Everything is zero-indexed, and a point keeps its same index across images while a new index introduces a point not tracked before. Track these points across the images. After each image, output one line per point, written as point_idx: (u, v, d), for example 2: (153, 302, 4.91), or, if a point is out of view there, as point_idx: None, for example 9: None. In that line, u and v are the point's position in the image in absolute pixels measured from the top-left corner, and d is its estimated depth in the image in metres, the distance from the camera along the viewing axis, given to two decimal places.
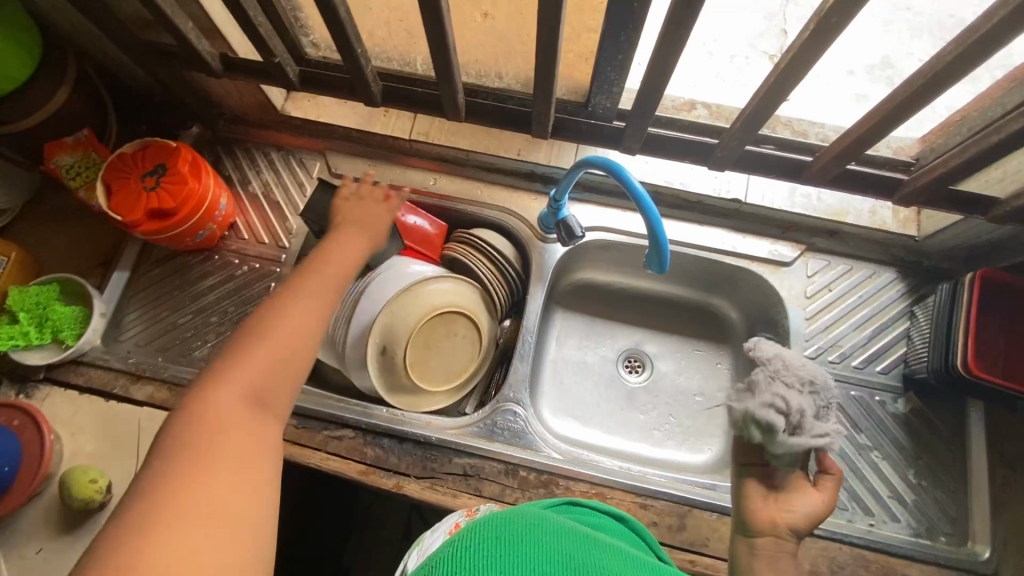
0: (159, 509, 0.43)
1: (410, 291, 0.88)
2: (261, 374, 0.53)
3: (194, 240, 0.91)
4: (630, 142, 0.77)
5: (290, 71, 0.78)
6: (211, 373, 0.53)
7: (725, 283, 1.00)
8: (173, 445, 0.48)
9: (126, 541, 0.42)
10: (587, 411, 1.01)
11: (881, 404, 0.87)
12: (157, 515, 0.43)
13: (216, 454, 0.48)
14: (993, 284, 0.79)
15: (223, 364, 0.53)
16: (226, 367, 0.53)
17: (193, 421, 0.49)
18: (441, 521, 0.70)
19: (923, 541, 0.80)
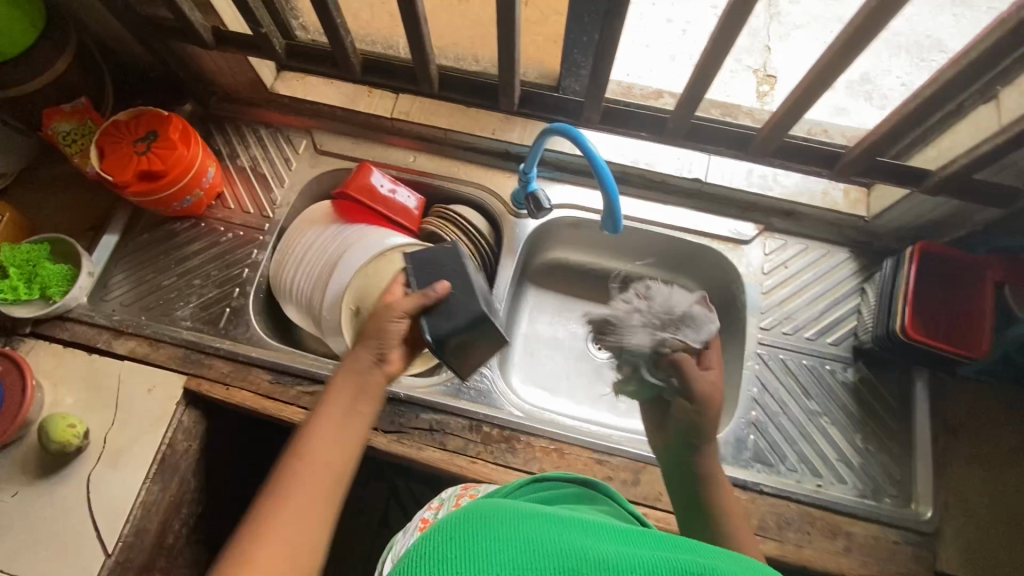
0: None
1: (384, 256, 0.92)
2: (335, 427, 0.57)
3: (181, 206, 0.96)
4: (588, 114, 0.82)
5: (276, 42, 0.83)
6: (309, 430, 0.57)
7: (689, 261, 1.05)
8: (264, 511, 0.51)
9: None
10: (556, 382, 1.04)
11: (832, 373, 0.92)
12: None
13: (303, 517, 0.51)
14: (932, 255, 0.83)
15: (317, 426, 0.57)
16: (319, 427, 0.57)
17: (283, 486, 0.52)
18: (411, 522, 0.71)
19: (869, 500, 0.84)
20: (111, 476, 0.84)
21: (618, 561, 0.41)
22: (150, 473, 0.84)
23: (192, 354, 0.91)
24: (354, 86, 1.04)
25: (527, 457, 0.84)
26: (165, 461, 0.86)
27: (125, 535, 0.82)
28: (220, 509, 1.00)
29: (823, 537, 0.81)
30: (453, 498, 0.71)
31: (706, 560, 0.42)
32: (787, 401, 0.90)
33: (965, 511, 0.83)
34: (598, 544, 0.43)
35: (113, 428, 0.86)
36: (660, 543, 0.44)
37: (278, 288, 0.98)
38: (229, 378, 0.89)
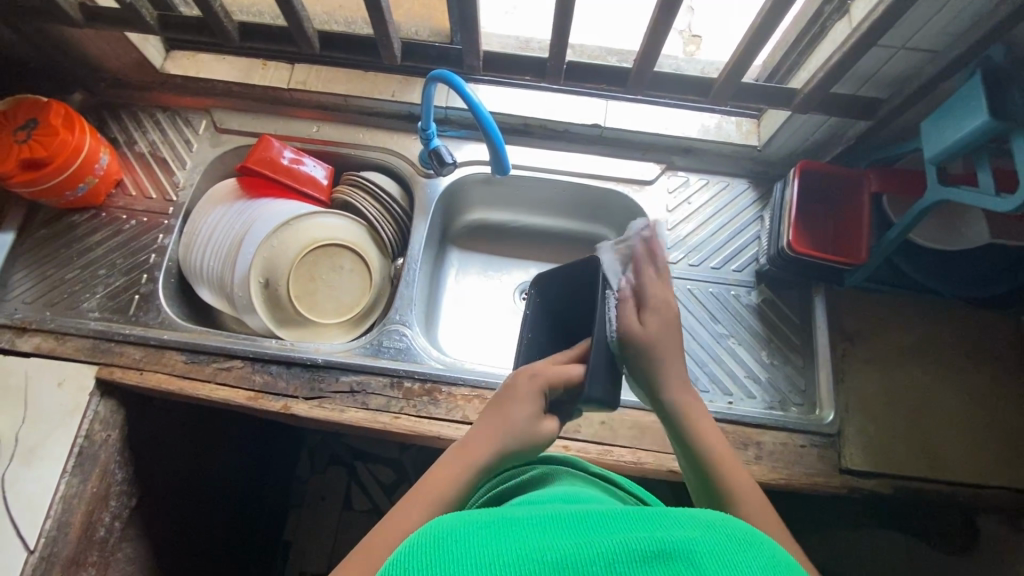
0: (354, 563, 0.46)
1: (292, 226, 0.93)
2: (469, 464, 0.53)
3: (75, 194, 0.93)
4: (469, 61, 0.82)
5: (147, 14, 0.81)
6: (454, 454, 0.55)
7: (600, 207, 1.07)
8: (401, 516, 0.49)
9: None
10: (484, 344, 1.05)
11: (736, 297, 0.96)
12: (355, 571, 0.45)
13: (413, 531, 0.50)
14: (814, 172, 0.88)
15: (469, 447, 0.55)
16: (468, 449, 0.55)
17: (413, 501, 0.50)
18: None
19: (776, 411, 0.88)
20: (26, 473, 0.82)
21: (573, 562, 0.36)
22: (67, 466, 0.83)
23: (102, 343, 0.89)
24: (248, 60, 1.03)
25: (450, 406, 0.85)
26: (83, 453, 0.84)
27: (46, 529, 0.80)
28: (155, 500, 0.99)
29: (735, 449, 0.85)
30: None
31: (663, 531, 0.39)
32: (696, 328, 0.94)
33: (868, 411, 0.87)
34: (553, 541, 0.38)
35: (24, 426, 0.84)
36: (621, 520, 0.41)
37: (189, 271, 0.97)
38: (142, 363, 0.88)
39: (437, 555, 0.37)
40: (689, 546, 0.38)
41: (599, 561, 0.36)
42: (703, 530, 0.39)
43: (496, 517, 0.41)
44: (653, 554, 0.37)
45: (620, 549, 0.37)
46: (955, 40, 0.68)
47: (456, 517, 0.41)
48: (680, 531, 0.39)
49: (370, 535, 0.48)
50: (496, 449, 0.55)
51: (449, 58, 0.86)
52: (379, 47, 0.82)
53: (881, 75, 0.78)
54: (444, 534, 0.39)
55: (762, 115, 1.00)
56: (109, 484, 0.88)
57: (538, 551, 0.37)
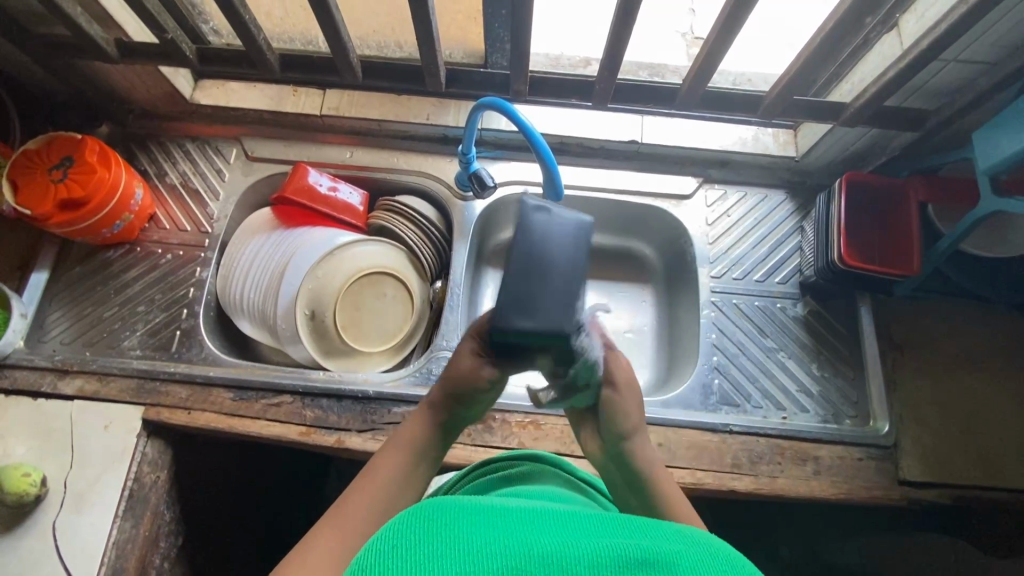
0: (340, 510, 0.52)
1: (335, 255, 0.92)
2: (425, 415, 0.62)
3: (111, 232, 0.92)
4: (516, 86, 0.81)
5: (186, 47, 0.80)
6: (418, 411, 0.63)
7: (636, 223, 1.07)
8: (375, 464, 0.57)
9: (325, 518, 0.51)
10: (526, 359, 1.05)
11: (782, 309, 0.96)
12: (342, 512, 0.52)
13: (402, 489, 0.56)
14: (860, 184, 0.88)
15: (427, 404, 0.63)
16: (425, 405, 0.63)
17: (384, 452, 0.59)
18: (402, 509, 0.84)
19: (830, 424, 0.88)
20: (78, 521, 0.80)
21: (560, 559, 0.37)
22: (119, 511, 0.81)
23: (146, 383, 0.87)
24: (278, 87, 1.01)
25: (505, 434, 0.85)
26: (134, 496, 0.82)
27: None
28: (201, 537, 0.98)
29: (794, 465, 0.84)
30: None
31: (648, 540, 0.40)
32: (744, 342, 0.93)
33: (922, 421, 0.87)
34: (541, 539, 0.39)
35: (73, 471, 0.82)
36: (606, 527, 0.42)
37: (228, 304, 0.95)
38: (189, 402, 0.86)
39: (426, 535, 0.38)
40: (672, 556, 0.38)
41: (584, 561, 0.37)
42: (686, 545, 0.40)
43: (486, 506, 0.42)
44: (638, 560, 0.37)
45: (605, 553, 0.37)
46: (1011, 53, 0.68)
47: (443, 502, 0.42)
48: (664, 542, 0.40)
49: (346, 494, 0.54)
50: (436, 398, 0.62)
51: (491, 82, 0.85)
52: (424, 74, 0.81)
53: (930, 86, 0.78)
54: (432, 516, 0.40)
55: (798, 126, 1.00)
56: (160, 526, 0.86)
57: (526, 545, 0.38)
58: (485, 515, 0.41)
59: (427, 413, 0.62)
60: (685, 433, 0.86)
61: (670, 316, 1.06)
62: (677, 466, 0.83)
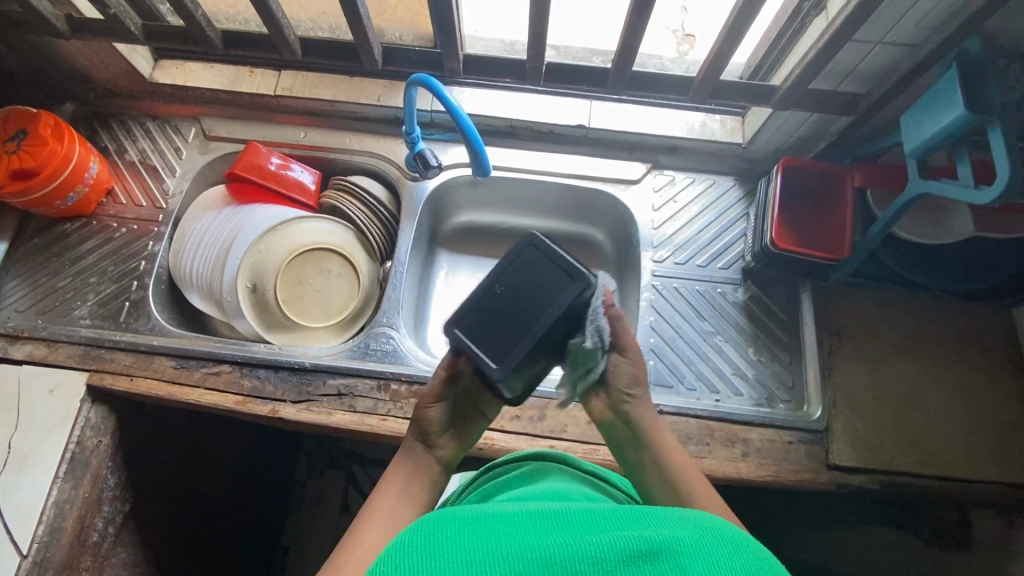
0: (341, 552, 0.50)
1: (277, 231, 0.94)
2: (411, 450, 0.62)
3: (66, 204, 0.95)
4: (450, 65, 0.83)
5: (132, 25, 0.82)
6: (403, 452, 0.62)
7: (587, 207, 1.08)
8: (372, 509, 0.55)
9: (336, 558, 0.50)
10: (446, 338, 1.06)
11: (723, 294, 0.96)
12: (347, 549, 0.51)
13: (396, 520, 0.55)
14: (798, 169, 0.88)
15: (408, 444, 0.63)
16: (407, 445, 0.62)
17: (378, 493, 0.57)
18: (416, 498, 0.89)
19: (763, 408, 0.88)
20: (19, 480, 0.83)
21: (562, 559, 0.39)
22: (59, 472, 0.84)
23: (93, 350, 0.90)
24: (234, 67, 1.04)
25: None
26: (74, 459, 0.85)
27: (39, 535, 0.81)
28: (150, 504, 1.00)
29: (722, 446, 0.85)
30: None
31: (650, 531, 0.41)
32: (682, 326, 0.94)
33: (856, 407, 0.87)
34: (544, 539, 0.41)
35: (16, 433, 0.85)
36: (612, 522, 0.43)
37: (177, 277, 0.98)
38: (131, 369, 0.89)
39: (430, 550, 0.40)
40: (673, 544, 0.39)
41: (587, 560, 0.38)
42: (691, 529, 0.41)
43: (487, 516, 0.44)
44: (642, 552, 0.39)
45: (607, 548, 0.39)
46: (929, 34, 0.68)
47: (449, 514, 0.44)
48: (666, 528, 0.41)
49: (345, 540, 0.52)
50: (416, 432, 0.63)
51: (430, 62, 0.87)
52: (360, 52, 0.82)
53: (860, 70, 0.78)
54: (435, 534, 0.42)
55: (746, 112, 1.00)
56: (102, 489, 0.89)
57: (530, 548, 0.40)
58: (488, 522, 0.43)
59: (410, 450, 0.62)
60: None
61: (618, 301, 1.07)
62: (605, 443, 0.84)
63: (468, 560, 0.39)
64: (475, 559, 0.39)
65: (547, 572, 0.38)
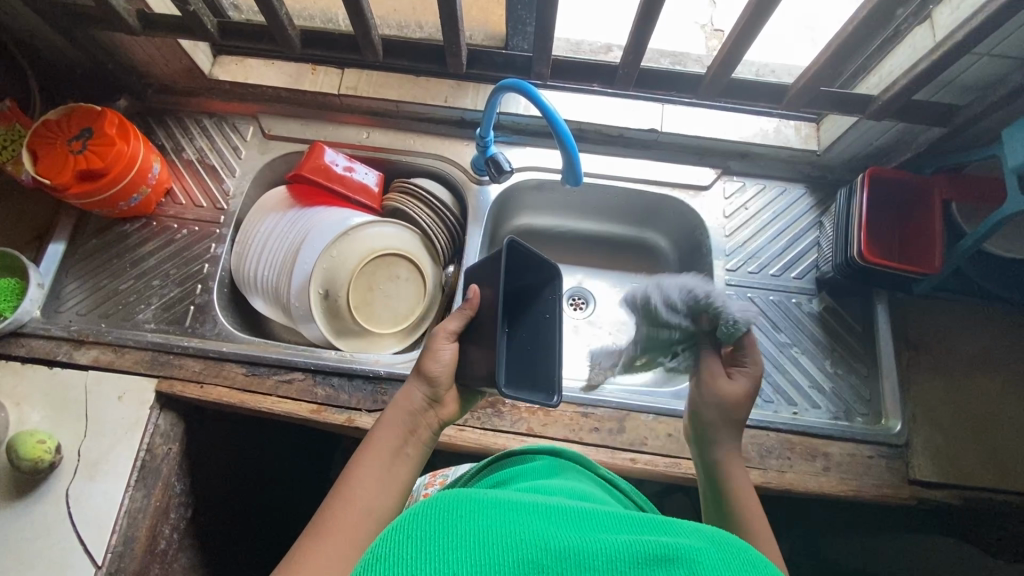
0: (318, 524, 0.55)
1: (346, 236, 0.92)
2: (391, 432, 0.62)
3: (128, 205, 0.92)
4: (537, 69, 0.80)
5: (207, 21, 0.79)
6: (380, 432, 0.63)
7: (653, 213, 1.06)
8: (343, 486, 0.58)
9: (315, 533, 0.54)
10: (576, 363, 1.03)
11: (797, 305, 0.95)
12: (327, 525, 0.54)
13: (367, 497, 0.57)
14: (883, 179, 0.86)
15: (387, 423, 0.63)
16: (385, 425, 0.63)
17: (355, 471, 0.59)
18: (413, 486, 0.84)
19: (841, 421, 0.87)
20: (91, 490, 0.81)
21: (578, 554, 0.38)
22: (132, 480, 0.82)
23: (160, 356, 0.88)
24: (296, 64, 1.01)
25: (514, 418, 0.85)
26: (146, 467, 0.83)
27: (113, 545, 0.79)
28: (209, 510, 0.98)
29: (803, 460, 0.84)
30: (423, 487, 0.82)
31: (668, 537, 0.41)
32: (758, 337, 0.93)
33: (935, 421, 0.86)
34: (558, 531, 0.40)
35: (86, 440, 0.83)
36: (626, 523, 0.42)
37: (241, 281, 0.96)
38: (201, 376, 0.87)
39: (440, 527, 0.40)
40: (691, 554, 0.39)
41: (601, 556, 0.38)
42: (704, 541, 0.41)
43: (505, 498, 0.43)
44: (655, 557, 0.38)
45: (622, 547, 0.39)
46: None
47: (459, 491, 0.43)
48: (685, 538, 0.41)
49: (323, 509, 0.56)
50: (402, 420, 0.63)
51: (513, 65, 0.84)
52: (445, 54, 0.80)
53: (960, 81, 0.76)
54: (448, 508, 0.41)
55: (821, 119, 0.98)
56: (170, 497, 0.87)
57: (542, 537, 0.39)
58: (506, 505, 0.42)
59: (411, 395, 0.64)
60: None
61: None
62: (685, 456, 0.83)
63: (476, 539, 0.39)
64: (485, 538, 0.39)
65: (560, 565, 0.37)
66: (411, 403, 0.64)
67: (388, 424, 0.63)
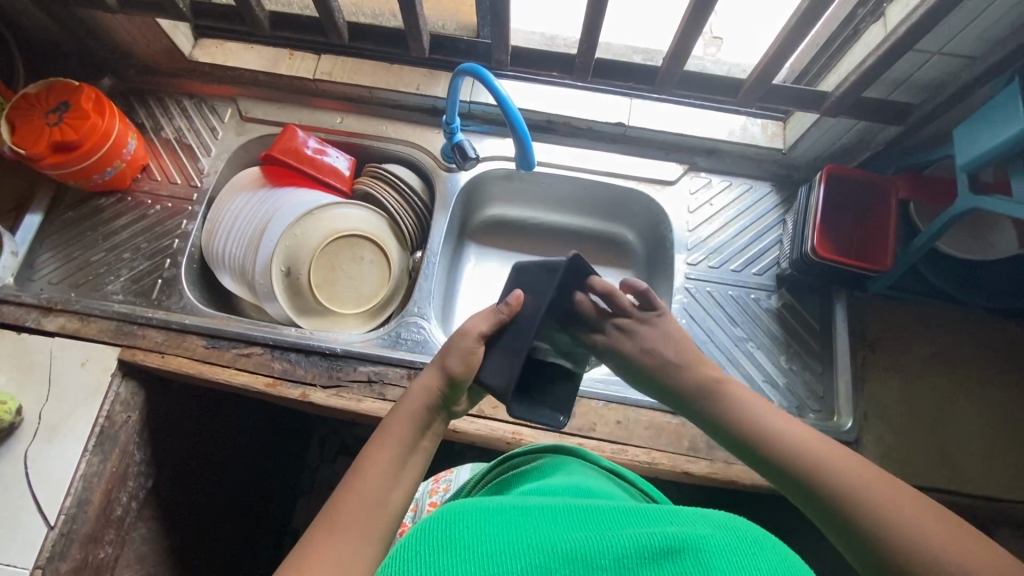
0: (322, 520, 0.47)
1: (312, 216, 0.94)
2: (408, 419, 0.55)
3: (102, 178, 0.94)
4: (498, 56, 0.82)
5: (180, 0, 0.82)
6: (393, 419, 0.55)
7: (620, 207, 1.07)
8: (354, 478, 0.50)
9: (319, 531, 0.46)
10: None
11: (756, 300, 0.95)
12: (331, 521, 0.46)
13: (381, 492, 0.49)
14: (839, 178, 0.87)
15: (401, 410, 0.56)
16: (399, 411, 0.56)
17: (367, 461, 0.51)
18: (419, 494, 0.83)
19: (793, 416, 0.87)
20: (48, 452, 0.83)
21: (584, 553, 0.37)
22: (88, 445, 0.84)
23: (124, 326, 0.90)
24: (274, 49, 1.03)
25: None
26: (104, 433, 0.85)
27: (66, 506, 0.81)
28: (171, 482, 1.00)
29: None
30: (428, 495, 0.81)
31: (673, 527, 0.39)
32: (715, 330, 0.93)
33: (888, 420, 0.86)
34: (567, 534, 0.39)
35: (47, 404, 0.85)
36: (636, 520, 0.41)
37: (210, 257, 0.98)
38: (163, 346, 0.89)
39: (447, 544, 0.39)
40: (700, 543, 0.37)
41: (608, 554, 0.37)
42: (719, 529, 0.38)
43: (511, 508, 0.43)
44: (664, 549, 0.36)
45: (626, 542, 0.37)
46: (993, 47, 0.67)
47: (469, 509, 0.43)
48: (692, 527, 0.39)
49: (333, 503, 0.48)
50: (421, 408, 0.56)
51: (477, 53, 0.86)
52: (408, 39, 0.82)
53: (914, 80, 0.77)
54: (456, 522, 0.41)
55: (788, 118, 0.99)
56: (129, 464, 0.89)
57: (551, 542, 0.38)
58: (514, 515, 0.42)
59: (432, 381, 0.57)
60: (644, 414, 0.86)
61: None
62: (632, 444, 0.84)
63: (485, 551, 0.38)
64: (493, 549, 0.38)
65: (568, 566, 0.36)
66: (433, 393, 0.57)
67: (405, 411, 0.56)
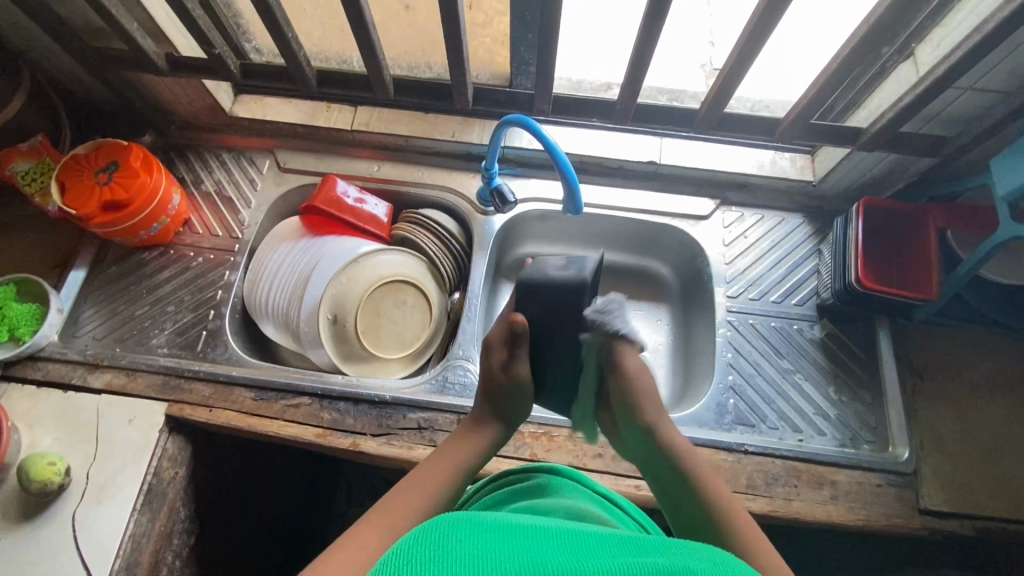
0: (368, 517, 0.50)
1: (357, 264, 0.95)
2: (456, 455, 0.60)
3: (148, 234, 0.96)
4: (538, 104, 0.85)
5: (230, 62, 0.85)
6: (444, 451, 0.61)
7: (654, 242, 1.09)
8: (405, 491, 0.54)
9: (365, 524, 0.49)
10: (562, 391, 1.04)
11: (799, 331, 0.96)
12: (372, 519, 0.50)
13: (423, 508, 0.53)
14: (875, 210, 0.89)
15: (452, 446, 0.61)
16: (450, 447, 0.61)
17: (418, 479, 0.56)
18: None
19: (848, 449, 0.86)
20: (95, 513, 0.82)
21: None
22: (137, 504, 0.82)
23: (171, 380, 0.90)
24: (312, 103, 1.07)
25: (517, 444, 0.85)
26: (152, 490, 0.84)
27: (115, 569, 0.79)
28: (211, 537, 0.98)
29: (810, 488, 0.82)
30: None
31: (664, 558, 0.39)
32: (761, 363, 0.93)
33: (944, 450, 0.85)
34: (555, 557, 0.39)
35: (95, 462, 0.84)
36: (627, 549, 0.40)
37: (253, 307, 0.98)
38: (211, 400, 0.88)
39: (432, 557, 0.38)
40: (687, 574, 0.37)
41: None
42: (709, 563, 0.38)
43: (503, 528, 0.42)
44: None
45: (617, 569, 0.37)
46: None
47: (458, 520, 0.42)
48: (681, 559, 0.39)
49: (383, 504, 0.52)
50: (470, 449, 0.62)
51: (517, 101, 0.89)
52: (452, 91, 0.85)
53: (947, 113, 0.79)
54: (444, 533, 0.40)
55: (816, 152, 1.01)
56: (174, 523, 0.87)
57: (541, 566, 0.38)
58: (504, 536, 0.41)
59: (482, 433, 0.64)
60: (699, 452, 0.85)
61: (686, 336, 1.06)
62: None
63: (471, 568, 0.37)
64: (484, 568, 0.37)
65: None
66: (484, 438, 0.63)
67: (456, 447, 0.61)
